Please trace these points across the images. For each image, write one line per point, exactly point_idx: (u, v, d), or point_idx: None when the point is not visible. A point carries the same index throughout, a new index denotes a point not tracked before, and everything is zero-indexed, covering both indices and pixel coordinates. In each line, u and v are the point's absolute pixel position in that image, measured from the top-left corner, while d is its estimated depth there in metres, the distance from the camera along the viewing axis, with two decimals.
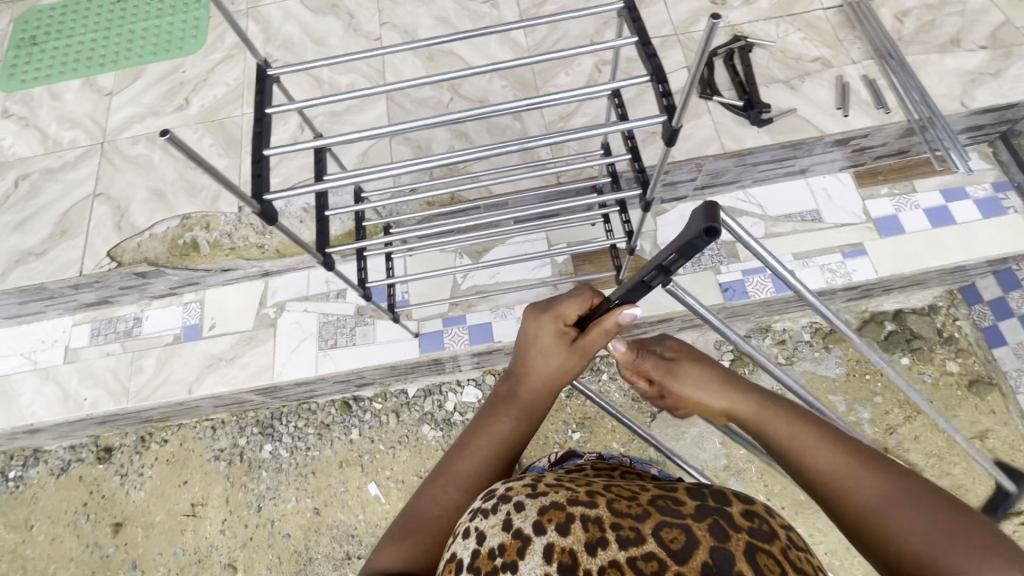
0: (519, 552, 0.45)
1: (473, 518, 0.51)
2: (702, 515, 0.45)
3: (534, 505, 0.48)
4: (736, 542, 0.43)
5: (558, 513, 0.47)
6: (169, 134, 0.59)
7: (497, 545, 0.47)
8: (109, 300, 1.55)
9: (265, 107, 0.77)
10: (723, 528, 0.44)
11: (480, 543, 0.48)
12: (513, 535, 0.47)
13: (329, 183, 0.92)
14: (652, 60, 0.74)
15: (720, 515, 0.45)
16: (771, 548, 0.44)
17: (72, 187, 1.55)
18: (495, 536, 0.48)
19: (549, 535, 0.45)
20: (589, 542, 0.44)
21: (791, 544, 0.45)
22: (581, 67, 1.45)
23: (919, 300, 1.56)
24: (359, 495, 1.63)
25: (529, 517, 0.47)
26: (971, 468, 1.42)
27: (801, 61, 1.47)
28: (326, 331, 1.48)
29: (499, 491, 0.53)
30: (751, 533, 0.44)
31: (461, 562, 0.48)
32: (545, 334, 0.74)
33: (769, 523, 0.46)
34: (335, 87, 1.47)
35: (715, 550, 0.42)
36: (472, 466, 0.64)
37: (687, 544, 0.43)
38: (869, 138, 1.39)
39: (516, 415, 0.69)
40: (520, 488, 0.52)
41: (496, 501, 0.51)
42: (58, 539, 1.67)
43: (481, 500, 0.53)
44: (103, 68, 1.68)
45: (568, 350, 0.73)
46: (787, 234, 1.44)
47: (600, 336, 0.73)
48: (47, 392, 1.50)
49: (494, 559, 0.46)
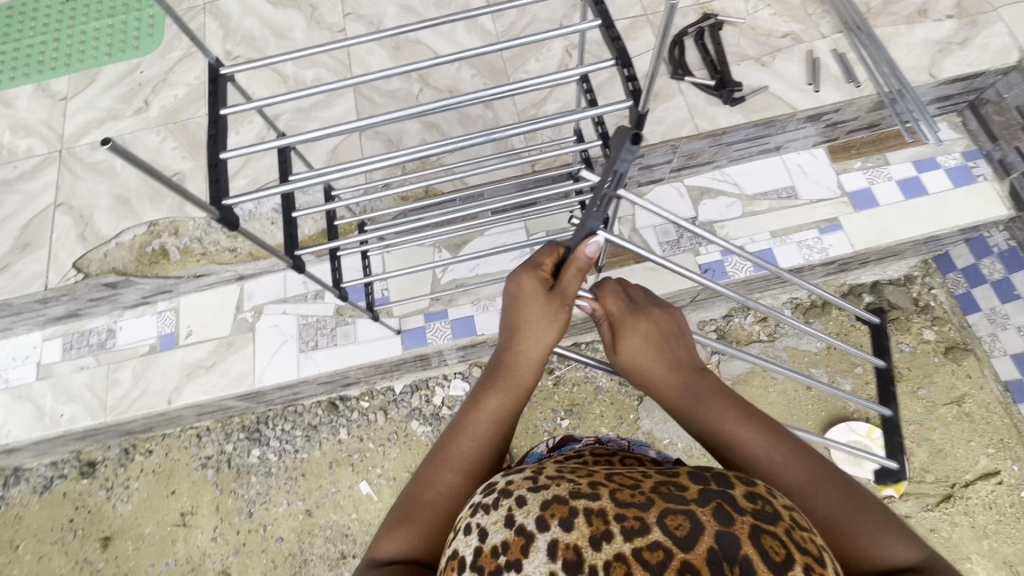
0: (522, 550, 0.44)
1: (473, 514, 0.50)
2: (705, 501, 0.45)
3: (537, 500, 0.47)
4: (741, 525, 0.43)
5: (562, 507, 0.46)
6: (111, 141, 0.56)
7: (500, 543, 0.46)
8: (80, 312, 1.50)
9: (219, 109, 0.74)
10: (728, 512, 0.44)
11: (483, 540, 0.47)
12: (516, 532, 0.45)
13: (294, 183, 0.89)
14: (616, 44, 0.72)
15: (724, 499, 0.45)
16: (776, 530, 0.43)
17: (31, 198, 1.49)
18: (497, 533, 0.46)
19: (554, 531, 0.44)
20: (594, 536, 0.44)
21: (795, 523, 0.45)
22: (551, 52, 1.42)
23: (896, 271, 1.58)
24: (351, 494, 1.63)
25: (531, 513, 0.46)
26: (948, 432, 1.46)
27: (772, 38, 1.46)
28: (307, 333, 1.46)
29: (499, 485, 0.51)
30: (756, 514, 0.44)
31: (463, 560, 0.47)
32: (528, 288, 0.70)
33: (774, 504, 0.46)
34: (300, 82, 1.43)
35: (720, 534, 0.42)
36: (466, 448, 0.61)
37: (692, 532, 0.42)
38: (841, 113, 1.39)
39: (508, 387, 0.65)
40: (521, 481, 0.51)
41: (497, 496, 0.50)
42: (45, 557, 1.64)
43: (480, 495, 0.52)
44: (56, 72, 1.61)
45: (553, 304, 0.69)
46: (764, 212, 1.44)
47: (576, 276, 0.70)
48: (21, 411, 1.46)
49: (496, 557, 0.45)
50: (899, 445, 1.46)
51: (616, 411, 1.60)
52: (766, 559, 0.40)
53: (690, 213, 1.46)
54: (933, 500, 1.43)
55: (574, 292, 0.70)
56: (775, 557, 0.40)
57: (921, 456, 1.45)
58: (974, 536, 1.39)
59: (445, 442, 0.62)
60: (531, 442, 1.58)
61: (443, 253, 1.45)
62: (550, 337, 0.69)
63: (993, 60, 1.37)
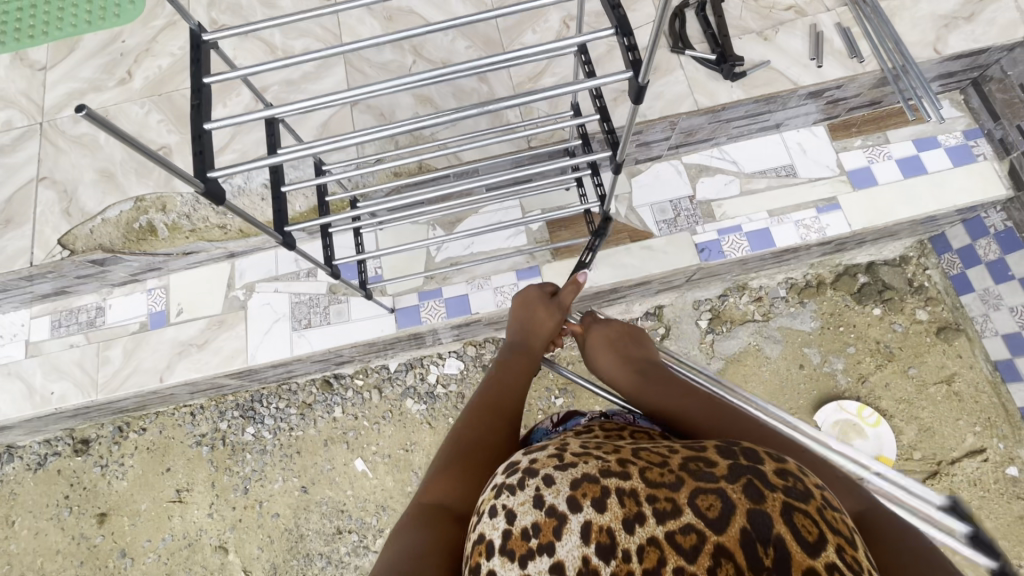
0: (554, 532, 0.45)
1: (499, 496, 0.50)
2: (736, 477, 0.45)
3: (565, 480, 0.48)
4: (772, 502, 0.42)
5: (592, 487, 0.46)
6: (86, 109, 0.54)
7: (530, 525, 0.46)
8: (67, 290, 1.48)
9: (202, 76, 0.71)
10: (759, 489, 0.43)
11: (512, 523, 0.47)
12: (547, 513, 0.46)
13: (283, 156, 0.85)
14: (615, 11, 0.69)
15: (754, 475, 0.45)
16: (808, 508, 0.43)
17: (13, 172, 1.45)
18: (527, 515, 0.47)
19: (587, 512, 0.45)
20: (627, 518, 0.44)
21: (827, 503, 0.44)
22: (548, 23, 1.38)
23: (891, 252, 1.58)
24: (345, 471, 1.64)
25: (561, 493, 0.47)
26: (938, 410, 1.48)
27: (775, 11, 1.42)
28: (299, 311, 1.44)
29: (523, 465, 0.51)
30: (787, 492, 0.43)
31: (492, 544, 0.47)
32: (535, 300, 0.90)
33: (804, 482, 0.45)
34: (289, 53, 1.39)
35: (753, 512, 0.42)
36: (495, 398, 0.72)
37: (725, 511, 0.42)
38: (843, 89, 1.37)
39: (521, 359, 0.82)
40: (546, 460, 0.51)
41: (522, 476, 0.50)
42: (42, 533, 1.65)
43: (503, 476, 0.52)
44: (33, 41, 1.55)
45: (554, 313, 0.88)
46: (762, 191, 1.43)
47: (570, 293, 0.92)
48: (11, 388, 1.44)
49: (528, 539, 0.45)
50: (889, 424, 1.48)
51: None
52: (800, 542, 0.40)
53: (687, 191, 1.44)
54: (920, 477, 1.45)
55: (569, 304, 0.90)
56: (808, 538, 0.40)
57: (911, 434, 1.47)
58: None
59: (473, 402, 0.72)
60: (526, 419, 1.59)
61: (437, 231, 1.43)
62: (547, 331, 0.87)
63: (999, 36, 1.34)
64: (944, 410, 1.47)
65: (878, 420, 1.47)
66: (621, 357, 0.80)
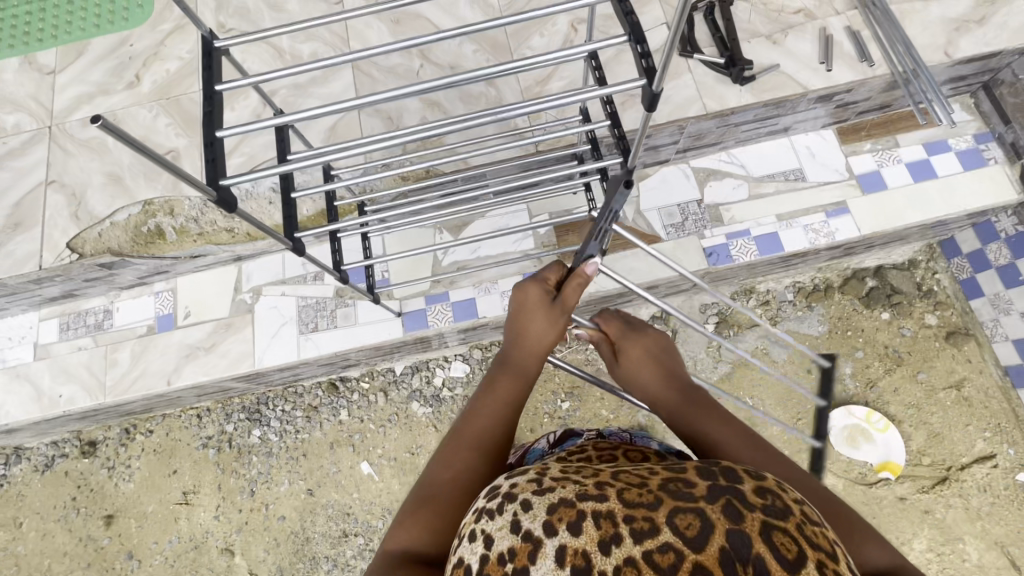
0: (530, 556, 0.44)
1: (479, 520, 0.50)
2: (715, 497, 0.44)
3: (543, 504, 0.47)
4: (752, 522, 0.41)
5: (569, 510, 0.46)
6: (102, 119, 0.54)
7: (507, 550, 0.46)
8: (75, 293, 1.48)
9: (214, 84, 0.70)
10: (738, 508, 0.43)
11: (490, 548, 0.47)
12: (522, 539, 0.45)
13: (293, 164, 0.85)
14: (628, 18, 0.68)
15: (733, 494, 0.44)
16: (786, 525, 0.42)
17: (22, 175, 1.45)
18: (504, 539, 0.46)
19: (562, 536, 0.44)
20: (604, 540, 0.43)
21: (807, 518, 0.44)
22: (556, 27, 1.38)
23: (900, 255, 1.57)
24: (351, 474, 1.64)
25: (537, 517, 0.46)
26: (947, 415, 1.47)
27: (784, 14, 1.42)
28: (306, 314, 1.45)
29: (503, 488, 0.51)
30: (765, 509, 0.43)
31: (470, 567, 0.47)
32: (537, 303, 0.80)
33: (783, 498, 0.44)
34: (297, 57, 1.39)
35: (732, 533, 0.41)
36: (474, 436, 0.68)
37: (703, 529, 0.41)
38: (853, 93, 1.36)
39: (514, 374, 0.75)
40: (524, 484, 0.50)
41: (501, 501, 0.50)
42: (49, 534, 1.66)
43: (484, 501, 0.52)
44: (42, 44, 1.56)
45: (558, 318, 0.80)
46: (770, 195, 1.42)
47: (574, 291, 0.81)
48: (20, 391, 1.45)
49: (505, 564, 0.45)
50: (897, 429, 1.47)
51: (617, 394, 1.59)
52: (779, 560, 0.39)
53: (695, 195, 1.44)
54: (929, 483, 1.44)
55: (573, 305, 0.81)
56: (787, 555, 0.40)
57: (920, 440, 1.46)
58: (968, 517, 1.41)
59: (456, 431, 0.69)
60: (532, 423, 1.59)
61: (444, 235, 1.43)
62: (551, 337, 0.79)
63: (1010, 40, 1.33)
64: (954, 416, 1.46)
65: (886, 425, 1.46)
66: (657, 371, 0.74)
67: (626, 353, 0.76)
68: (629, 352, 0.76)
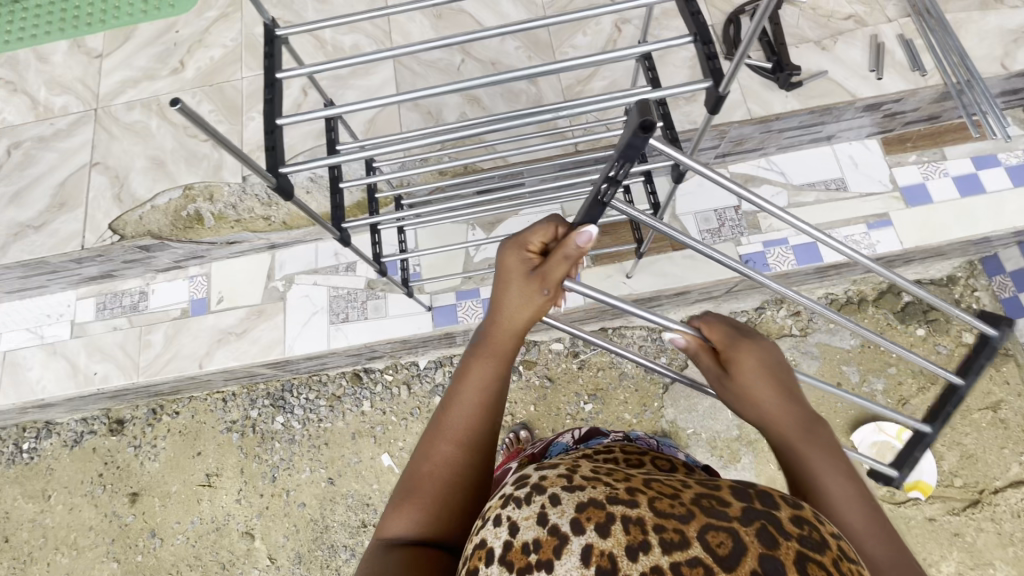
0: (555, 551, 0.38)
1: (504, 505, 0.43)
2: (749, 519, 0.37)
3: (571, 500, 0.40)
4: (789, 551, 0.35)
5: (598, 511, 0.39)
6: (181, 103, 0.54)
7: (532, 540, 0.39)
8: (112, 273, 1.51)
9: (276, 72, 0.71)
10: (773, 535, 0.36)
11: (514, 534, 0.40)
12: (549, 531, 0.39)
13: (342, 156, 0.85)
14: (695, 18, 0.68)
15: (768, 519, 0.37)
16: (824, 560, 0.36)
17: (67, 156, 1.49)
18: (529, 529, 0.40)
19: (589, 536, 0.37)
20: (631, 546, 0.36)
21: (844, 554, 0.37)
22: (599, 27, 1.38)
23: (938, 270, 1.53)
24: (372, 465, 1.64)
25: (565, 513, 0.39)
26: (982, 437, 1.43)
27: (834, 20, 1.40)
28: (337, 305, 1.46)
29: (532, 478, 0.44)
30: (802, 540, 0.36)
31: (491, 552, 0.40)
32: (512, 273, 0.64)
33: (820, 530, 0.38)
34: (339, 48, 1.40)
35: (766, 560, 0.35)
36: (457, 421, 0.58)
37: (738, 551, 0.35)
38: (902, 103, 1.33)
39: (492, 355, 0.61)
40: (554, 477, 0.43)
41: (529, 489, 0.43)
42: (76, 509, 1.69)
43: (510, 486, 0.45)
44: (91, 29, 1.59)
45: (536, 294, 0.63)
46: (811, 204, 1.40)
47: (562, 263, 0.62)
48: (56, 367, 1.48)
49: (527, 555, 0.38)
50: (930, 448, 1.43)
51: (640, 399, 1.58)
52: None
53: (733, 201, 1.41)
54: (960, 504, 1.40)
55: (558, 278, 0.62)
56: None
57: (951, 460, 1.43)
58: (1000, 542, 1.37)
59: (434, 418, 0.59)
60: (554, 424, 1.57)
61: (476, 232, 1.42)
62: (531, 312, 0.63)
63: None
64: (990, 438, 1.42)
65: None
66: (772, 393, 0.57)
67: (737, 364, 0.59)
68: (740, 362, 0.59)
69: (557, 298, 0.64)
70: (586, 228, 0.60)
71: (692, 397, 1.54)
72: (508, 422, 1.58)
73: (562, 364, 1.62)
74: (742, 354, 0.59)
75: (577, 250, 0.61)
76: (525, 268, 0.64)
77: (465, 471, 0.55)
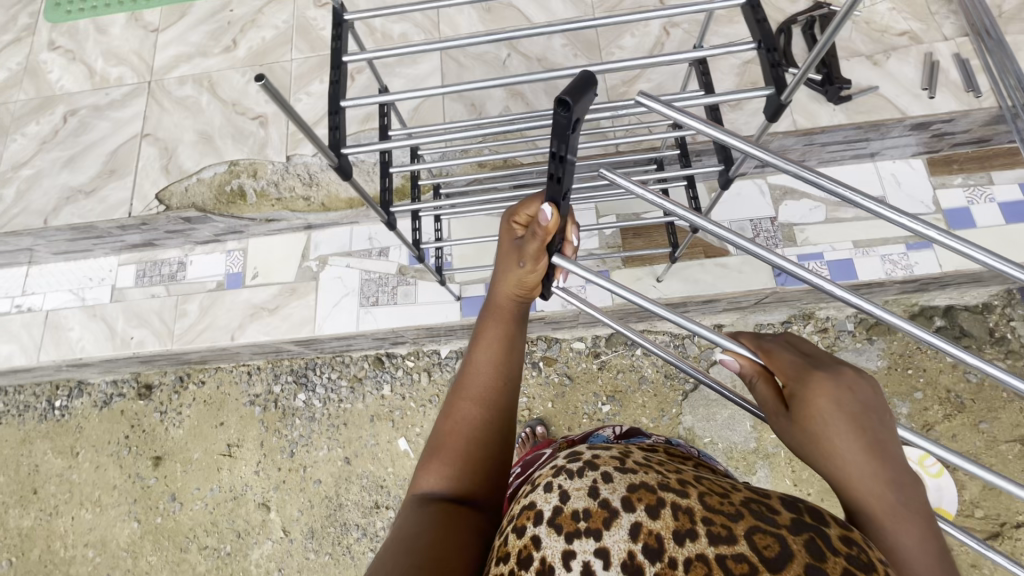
0: (604, 522, 0.40)
1: (555, 473, 0.44)
2: (799, 529, 0.38)
3: (623, 480, 0.42)
4: (836, 566, 0.36)
5: (649, 494, 0.41)
6: (264, 78, 0.62)
7: (581, 509, 0.41)
8: (154, 242, 1.56)
9: (342, 55, 0.73)
10: (822, 548, 0.37)
11: (563, 501, 0.41)
12: (599, 504, 0.41)
13: (393, 141, 0.87)
14: (761, 25, 0.68)
15: (817, 533, 0.38)
16: None
17: (120, 125, 1.53)
18: (579, 499, 0.41)
19: (638, 515, 0.40)
20: (679, 531, 0.39)
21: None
22: (648, 29, 1.37)
23: (974, 297, 1.49)
24: (389, 448, 1.67)
25: (617, 490, 0.41)
26: (1008, 470, 1.40)
27: (888, 35, 1.38)
28: (368, 288, 1.48)
29: (583, 454, 0.45)
30: (849, 559, 0.37)
31: (540, 513, 0.42)
32: (502, 246, 0.62)
33: (869, 554, 0.38)
34: (388, 36, 1.42)
35: (812, 569, 0.36)
36: (477, 380, 0.57)
37: (784, 556, 0.36)
38: (952, 124, 1.31)
39: (498, 319, 0.60)
40: (607, 457, 0.45)
41: (581, 463, 0.44)
42: (102, 468, 1.75)
43: (561, 458, 0.46)
44: (149, 3, 1.64)
45: (516, 266, 0.60)
46: (849, 220, 1.38)
47: (534, 243, 0.58)
48: (94, 328, 1.53)
49: (576, 521, 0.40)
50: (952, 476, 1.41)
51: (659, 403, 1.57)
52: None
53: (770, 212, 1.41)
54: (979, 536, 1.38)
55: (536, 254, 0.59)
56: None
57: (974, 490, 1.40)
58: None
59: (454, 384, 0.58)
60: (571, 422, 1.58)
61: None
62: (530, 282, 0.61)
63: None
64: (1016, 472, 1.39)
65: (940, 470, 1.41)
66: (860, 445, 0.46)
67: (805, 404, 0.49)
68: (809, 403, 0.48)
69: (541, 270, 0.60)
70: (546, 207, 0.56)
71: (712, 406, 1.53)
72: (525, 417, 1.59)
73: (583, 363, 1.62)
74: (817, 396, 0.48)
75: (544, 228, 0.57)
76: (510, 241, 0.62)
77: (485, 429, 0.55)
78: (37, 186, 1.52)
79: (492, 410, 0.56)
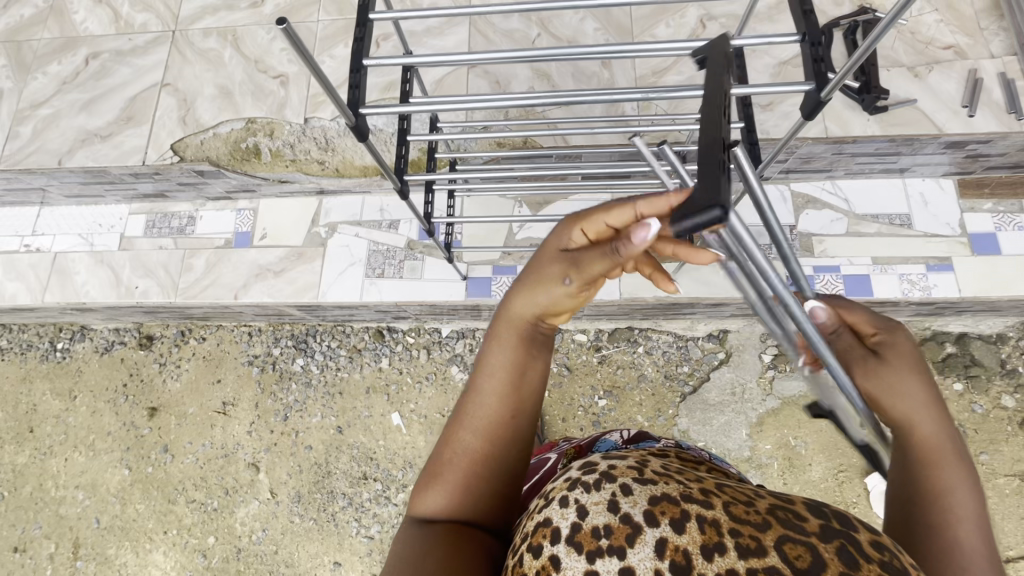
0: (627, 539, 0.38)
1: (571, 488, 0.42)
2: (828, 537, 0.36)
3: (644, 492, 0.40)
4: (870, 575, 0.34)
5: (672, 506, 0.39)
6: (286, 23, 0.63)
7: (602, 525, 0.39)
8: (165, 194, 1.55)
9: (369, 11, 0.71)
10: (853, 555, 0.35)
11: (582, 518, 0.40)
12: (621, 519, 0.39)
13: (413, 107, 0.85)
14: (807, 18, 0.66)
15: (848, 540, 0.36)
16: None
17: (142, 72, 1.52)
18: (598, 515, 0.39)
19: (663, 529, 0.38)
20: (706, 546, 0.36)
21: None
22: (684, 19, 1.34)
23: (989, 326, 1.46)
24: (381, 421, 1.67)
25: (638, 504, 0.39)
26: (1004, 505, 1.37)
27: (932, 47, 1.34)
28: (375, 260, 1.47)
29: (600, 465, 0.44)
30: (884, 567, 0.35)
31: (557, 531, 0.40)
32: (542, 256, 0.52)
33: (901, 560, 0.37)
34: (418, 4, 1.40)
35: None
36: (483, 407, 0.50)
37: (818, 566, 0.34)
38: (989, 145, 1.26)
39: (517, 339, 0.52)
40: (624, 468, 0.43)
41: (598, 476, 0.42)
42: (97, 413, 1.76)
43: (577, 470, 0.45)
44: None
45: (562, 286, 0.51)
46: (871, 235, 1.35)
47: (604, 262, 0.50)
48: (100, 275, 1.53)
49: (598, 539, 0.38)
50: None
51: (655, 403, 1.55)
52: None
53: (790, 220, 1.38)
54: None
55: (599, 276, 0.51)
56: None
57: None
58: None
59: (459, 407, 0.51)
60: (565, 413, 1.56)
61: (523, 209, 1.41)
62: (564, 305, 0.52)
63: None
64: (1013, 507, 1.36)
65: None
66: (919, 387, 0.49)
67: (883, 350, 0.50)
68: (888, 347, 0.50)
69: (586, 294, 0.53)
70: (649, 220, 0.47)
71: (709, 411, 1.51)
72: None
73: (583, 356, 1.61)
74: (892, 341, 0.50)
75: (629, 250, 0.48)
76: (563, 246, 0.52)
77: (493, 462, 0.49)
78: (55, 127, 1.51)
79: (505, 437, 0.50)
